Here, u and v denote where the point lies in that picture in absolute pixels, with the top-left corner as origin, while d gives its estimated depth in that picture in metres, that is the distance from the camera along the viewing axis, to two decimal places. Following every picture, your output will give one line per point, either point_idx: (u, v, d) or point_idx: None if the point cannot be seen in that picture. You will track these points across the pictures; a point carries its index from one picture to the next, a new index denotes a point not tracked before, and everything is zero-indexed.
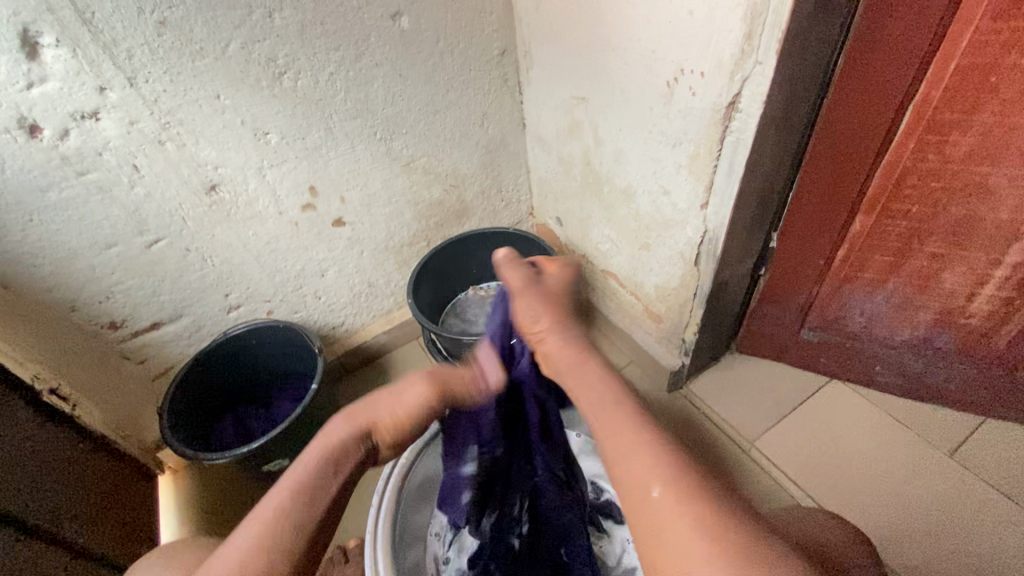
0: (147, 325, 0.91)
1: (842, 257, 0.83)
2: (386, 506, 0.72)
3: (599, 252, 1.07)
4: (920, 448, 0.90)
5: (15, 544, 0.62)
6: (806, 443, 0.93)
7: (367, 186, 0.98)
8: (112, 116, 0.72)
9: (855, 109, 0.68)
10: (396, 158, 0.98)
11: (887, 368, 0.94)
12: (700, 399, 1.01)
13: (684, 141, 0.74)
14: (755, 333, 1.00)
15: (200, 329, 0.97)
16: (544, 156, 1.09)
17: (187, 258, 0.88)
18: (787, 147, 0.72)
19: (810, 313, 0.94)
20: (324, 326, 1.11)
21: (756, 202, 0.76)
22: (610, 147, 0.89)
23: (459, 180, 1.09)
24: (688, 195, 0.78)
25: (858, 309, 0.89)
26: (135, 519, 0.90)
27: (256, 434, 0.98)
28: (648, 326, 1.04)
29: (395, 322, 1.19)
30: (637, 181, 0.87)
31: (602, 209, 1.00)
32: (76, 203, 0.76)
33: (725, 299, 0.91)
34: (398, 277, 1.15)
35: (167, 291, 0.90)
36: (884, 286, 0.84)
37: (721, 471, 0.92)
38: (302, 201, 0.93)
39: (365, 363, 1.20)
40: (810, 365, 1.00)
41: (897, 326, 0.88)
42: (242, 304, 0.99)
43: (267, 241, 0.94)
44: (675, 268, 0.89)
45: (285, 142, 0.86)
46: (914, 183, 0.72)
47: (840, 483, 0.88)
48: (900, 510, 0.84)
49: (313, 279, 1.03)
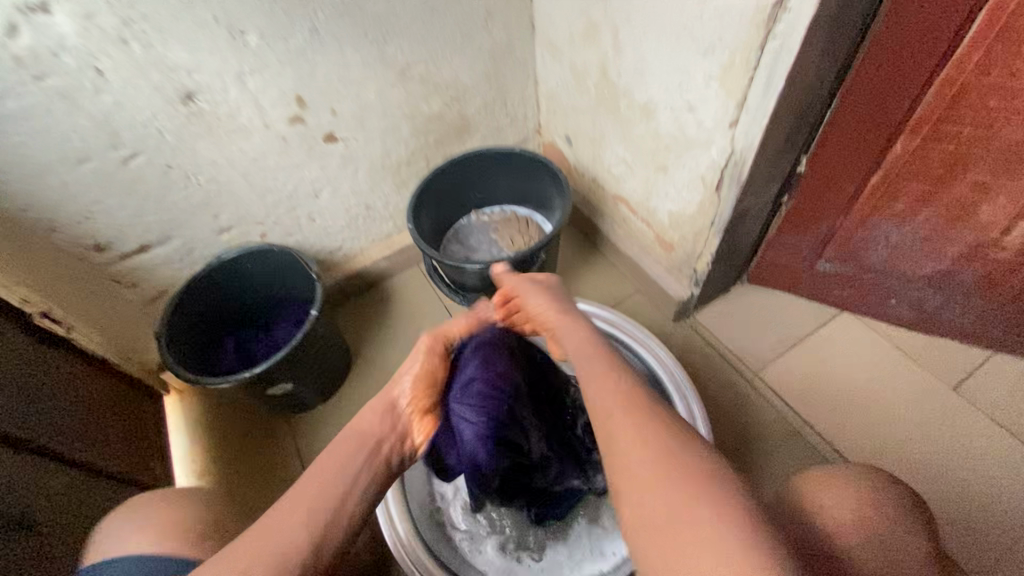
0: (135, 248, 0.87)
1: (875, 185, 0.77)
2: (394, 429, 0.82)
3: (610, 175, 1.01)
4: (921, 379, 0.90)
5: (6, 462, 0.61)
6: (810, 376, 0.93)
7: (360, 97, 0.89)
8: (65, 9, 0.63)
9: (919, 12, 0.59)
10: (390, 65, 0.88)
11: (902, 302, 0.91)
12: (706, 330, 1.00)
13: (717, 48, 0.66)
14: (770, 264, 0.96)
15: (191, 253, 0.92)
16: (554, 66, 0.99)
17: (169, 176, 0.82)
18: (834, 57, 0.64)
19: (830, 244, 0.89)
20: (321, 251, 1.07)
21: (790, 121, 0.69)
22: (630, 54, 0.79)
23: (461, 92, 0.99)
24: (715, 112, 0.71)
25: (882, 242, 0.84)
26: (147, 438, 0.92)
27: (257, 358, 0.96)
28: (659, 255, 1.00)
29: (395, 248, 1.15)
30: (659, 96, 0.78)
31: (617, 126, 0.91)
32: (38, 111, 0.68)
33: (743, 228, 0.86)
34: (397, 199, 1.09)
35: (151, 212, 0.84)
36: (915, 217, 0.79)
37: (723, 401, 0.93)
38: (289, 112, 0.85)
39: (366, 288, 1.18)
40: (822, 297, 0.98)
41: (921, 260, 0.84)
42: (233, 226, 0.94)
43: (254, 157, 0.87)
44: (692, 195, 0.83)
45: (265, 44, 0.76)
46: (972, 101, 0.64)
47: (840, 413, 0.89)
48: (891, 438, 0.86)
49: (307, 200, 0.97)
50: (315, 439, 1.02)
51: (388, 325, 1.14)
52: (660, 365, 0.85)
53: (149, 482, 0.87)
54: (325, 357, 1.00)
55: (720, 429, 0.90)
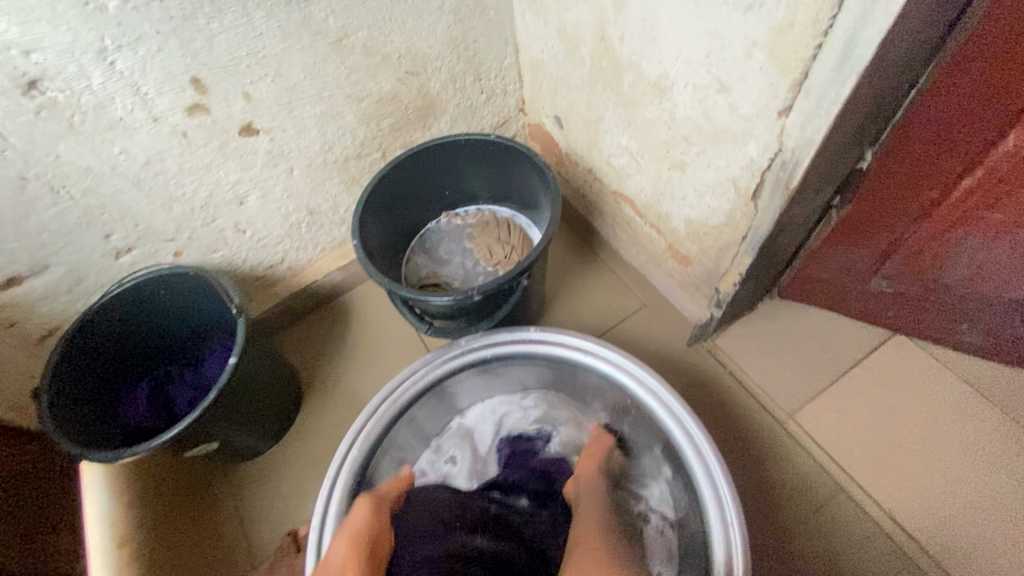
0: (1, 282, 0.67)
1: (966, 190, 0.58)
2: (335, 505, 0.67)
3: (611, 169, 0.80)
4: (989, 424, 0.74)
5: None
6: (855, 417, 0.76)
7: (283, 76, 0.68)
8: None
9: None
10: (319, 32, 0.67)
11: (976, 329, 0.73)
12: (728, 358, 0.82)
13: (768, 3, 0.45)
14: (809, 279, 0.77)
15: (82, 281, 0.73)
16: (539, 28, 0.77)
17: (28, 191, 0.62)
18: (942, 14, 0.43)
19: (890, 260, 0.70)
20: (259, 266, 0.88)
21: (865, 109, 0.49)
22: (639, 12, 0.58)
23: (420, 64, 0.77)
24: (759, 96, 0.50)
25: (962, 259, 0.65)
26: None
27: (180, 407, 0.79)
28: (671, 268, 0.81)
29: (352, 256, 0.96)
30: (677, 71, 0.57)
31: (620, 108, 0.71)
32: None
33: (783, 241, 0.67)
34: (349, 200, 0.89)
35: (13, 237, 0.64)
36: (1013, 232, 0.59)
37: (749, 449, 0.76)
38: (185, 101, 0.64)
39: (321, 302, 0.99)
40: (871, 317, 0.79)
41: (1011, 283, 0.65)
42: (135, 246, 0.74)
43: (146, 160, 0.67)
44: (719, 201, 0.64)
45: (131, 8, 0.55)
46: None
47: (894, 466, 0.73)
48: (952, 498, 0.71)
49: (229, 208, 0.77)
50: (262, 492, 0.87)
51: (348, 349, 0.96)
52: (682, 437, 0.66)
53: None
54: (265, 402, 0.83)
55: (742, 487, 0.74)
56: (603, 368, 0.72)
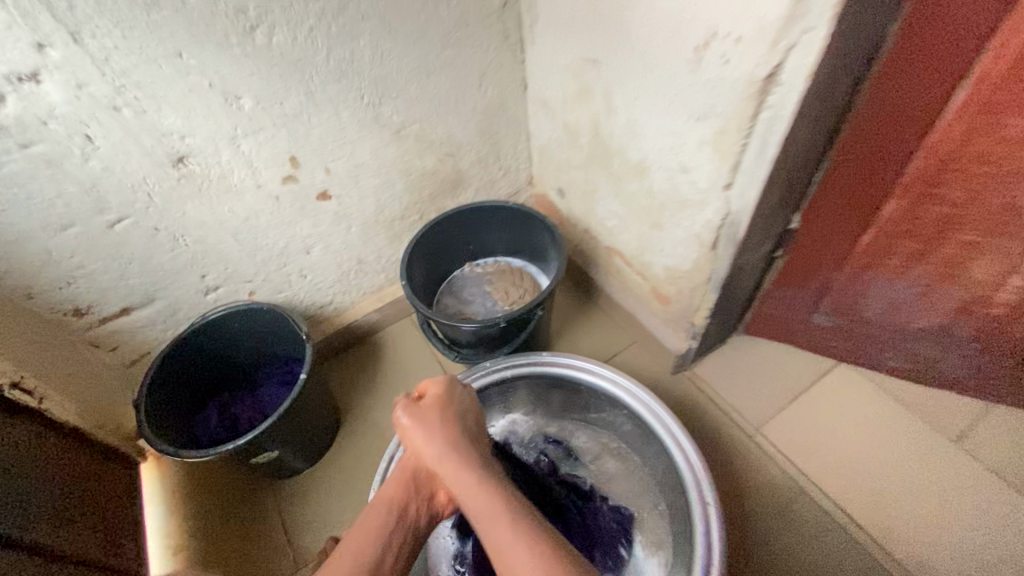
0: (116, 311, 0.83)
1: (868, 241, 0.78)
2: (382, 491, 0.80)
3: (604, 229, 1.01)
4: (920, 433, 0.90)
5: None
6: (810, 430, 0.92)
7: (354, 156, 0.89)
8: (56, 78, 0.62)
9: (905, 81, 0.60)
10: (385, 124, 0.89)
11: (900, 354, 0.91)
12: (705, 383, 0.99)
13: (710, 115, 0.67)
14: (765, 316, 0.96)
15: (176, 313, 0.89)
16: (547, 123, 1.01)
17: (156, 238, 0.80)
18: (824, 124, 0.65)
19: (825, 298, 0.89)
20: (311, 306, 1.05)
21: (782, 184, 0.70)
22: (623, 117, 0.81)
23: (455, 148, 1.00)
24: (710, 175, 0.72)
25: (877, 296, 0.85)
26: (121, 515, 0.85)
27: (243, 423, 0.93)
28: (654, 308, 0.99)
29: (387, 300, 1.13)
30: (651, 157, 0.80)
31: (610, 182, 0.92)
32: (22, 178, 0.66)
33: (739, 283, 0.86)
34: (389, 253, 1.07)
35: (136, 274, 0.81)
36: (908, 273, 0.79)
37: (725, 459, 0.90)
38: (282, 172, 0.84)
39: (357, 341, 1.15)
40: (818, 348, 0.97)
41: (916, 314, 0.84)
42: (221, 285, 0.91)
43: (245, 217, 0.86)
44: (688, 251, 0.84)
45: (260, 108, 0.76)
46: (960, 165, 0.65)
47: (844, 471, 0.88)
48: (893, 496, 0.85)
49: (298, 257, 0.95)
50: (301, 506, 0.97)
51: (379, 380, 1.11)
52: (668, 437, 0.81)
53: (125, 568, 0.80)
54: (314, 422, 0.96)
55: (722, 489, 0.88)
56: (604, 384, 0.88)
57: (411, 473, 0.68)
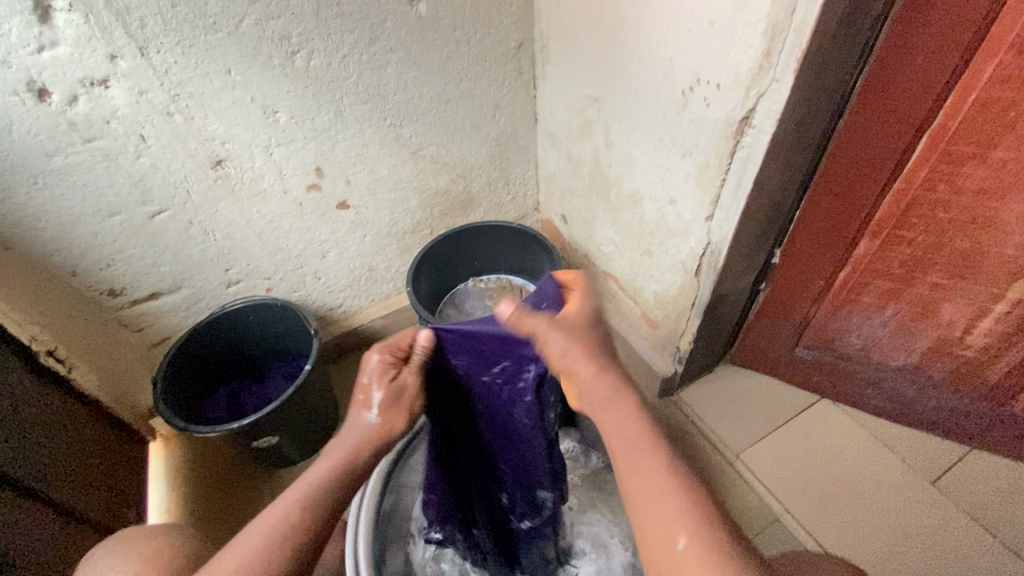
0: (146, 295, 0.92)
1: (844, 279, 0.83)
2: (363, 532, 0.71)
3: (601, 254, 1.07)
4: (899, 471, 0.92)
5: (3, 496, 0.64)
6: (789, 460, 0.94)
7: (374, 170, 0.98)
8: (122, 85, 0.72)
9: (871, 131, 0.67)
10: (404, 145, 0.97)
11: (878, 392, 0.94)
12: (690, 408, 1.02)
13: (694, 151, 0.74)
14: (750, 346, 1.00)
15: (198, 302, 0.98)
16: (554, 153, 1.08)
17: (189, 231, 0.88)
18: (799, 166, 0.71)
19: (806, 332, 0.93)
20: (322, 307, 1.12)
21: (762, 219, 0.76)
22: (619, 150, 0.88)
23: (467, 171, 1.08)
24: (693, 206, 0.78)
25: (854, 332, 0.89)
26: (126, 484, 0.92)
27: (247, 410, 0.99)
28: (645, 331, 1.04)
29: (393, 308, 1.20)
30: (644, 187, 0.86)
31: (607, 210, 0.99)
32: (81, 168, 0.75)
33: (724, 311, 0.91)
34: (399, 263, 1.15)
35: (168, 263, 0.90)
36: (882, 311, 0.84)
37: (706, 481, 0.93)
38: (307, 181, 0.92)
39: (361, 345, 1.21)
40: (800, 382, 1.01)
41: (892, 352, 0.88)
42: (242, 280, 0.99)
43: (271, 219, 0.94)
44: (674, 277, 0.89)
45: (294, 122, 0.85)
46: (923, 212, 0.71)
47: (821, 502, 0.90)
48: (871, 529, 0.87)
49: (314, 260, 1.03)
50: None
51: None
52: None
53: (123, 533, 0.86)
54: (316, 418, 1.01)
55: None
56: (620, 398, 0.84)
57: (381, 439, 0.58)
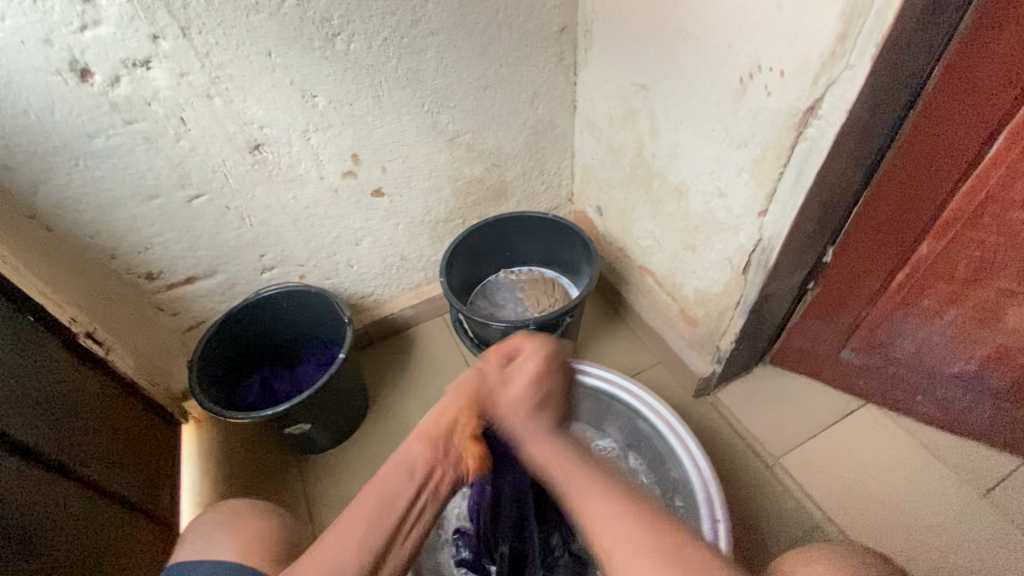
0: (182, 279, 0.92)
1: (900, 281, 0.79)
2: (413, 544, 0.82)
3: (638, 248, 1.04)
4: (948, 482, 0.88)
5: (14, 473, 0.60)
6: (832, 466, 0.91)
7: (410, 158, 0.96)
8: (164, 66, 0.70)
9: (945, 126, 0.63)
10: (440, 132, 0.95)
11: (928, 399, 0.90)
12: (726, 409, 0.99)
13: (750, 143, 0.70)
14: (792, 347, 0.96)
15: (232, 287, 0.97)
16: (592, 143, 1.05)
17: (226, 216, 0.88)
18: (863, 161, 0.67)
19: (854, 334, 0.90)
20: (352, 295, 1.11)
21: (818, 216, 0.72)
22: (666, 140, 0.85)
23: (503, 159, 1.06)
24: (746, 200, 0.75)
25: (907, 336, 0.85)
26: (161, 465, 0.93)
27: (279, 397, 0.99)
28: (682, 329, 1.01)
29: (423, 298, 1.19)
30: (691, 180, 0.83)
31: (648, 203, 0.96)
32: (122, 150, 0.75)
33: (769, 311, 0.87)
34: (430, 253, 1.13)
35: (204, 248, 0.90)
36: (940, 315, 0.79)
37: (743, 485, 0.91)
38: (343, 168, 0.91)
39: (390, 334, 1.20)
40: (843, 386, 0.97)
41: (947, 359, 0.84)
42: (276, 266, 0.98)
43: (306, 206, 0.93)
44: (719, 275, 0.86)
45: (332, 107, 0.83)
46: (995, 212, 0.67)
47: (864, 510, 0.87)
48: (917, 540, 0.84)
49: (347, 247, 1.02)
50: (323, 484, 1.01)
51: (408, 372, 1.15)
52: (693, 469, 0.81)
53: (158, 513, 0.87)
54: (347, 407, 1.01)
55: (738, 515, 0.88)
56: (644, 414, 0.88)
57: (442, 432, 0.62)
